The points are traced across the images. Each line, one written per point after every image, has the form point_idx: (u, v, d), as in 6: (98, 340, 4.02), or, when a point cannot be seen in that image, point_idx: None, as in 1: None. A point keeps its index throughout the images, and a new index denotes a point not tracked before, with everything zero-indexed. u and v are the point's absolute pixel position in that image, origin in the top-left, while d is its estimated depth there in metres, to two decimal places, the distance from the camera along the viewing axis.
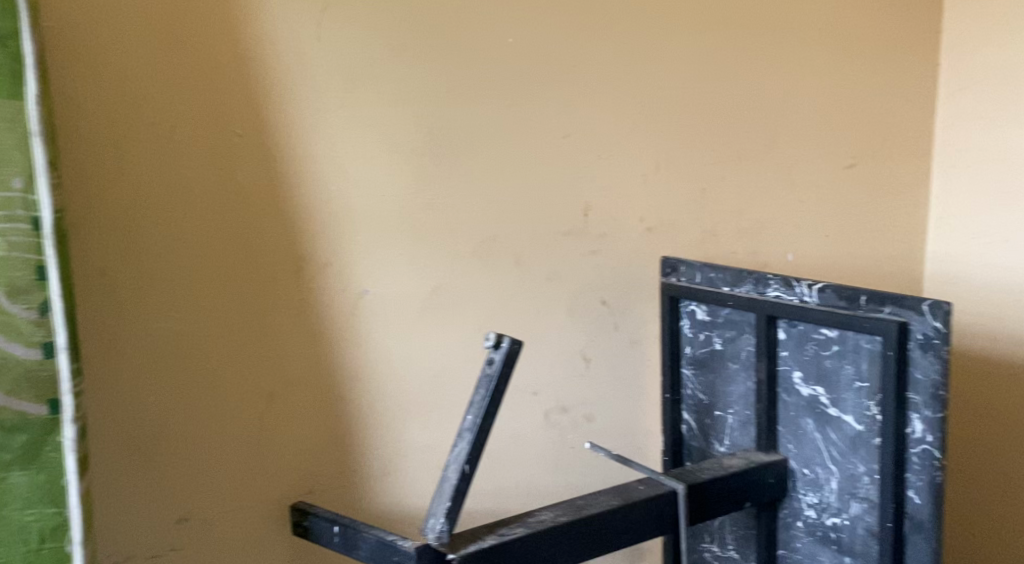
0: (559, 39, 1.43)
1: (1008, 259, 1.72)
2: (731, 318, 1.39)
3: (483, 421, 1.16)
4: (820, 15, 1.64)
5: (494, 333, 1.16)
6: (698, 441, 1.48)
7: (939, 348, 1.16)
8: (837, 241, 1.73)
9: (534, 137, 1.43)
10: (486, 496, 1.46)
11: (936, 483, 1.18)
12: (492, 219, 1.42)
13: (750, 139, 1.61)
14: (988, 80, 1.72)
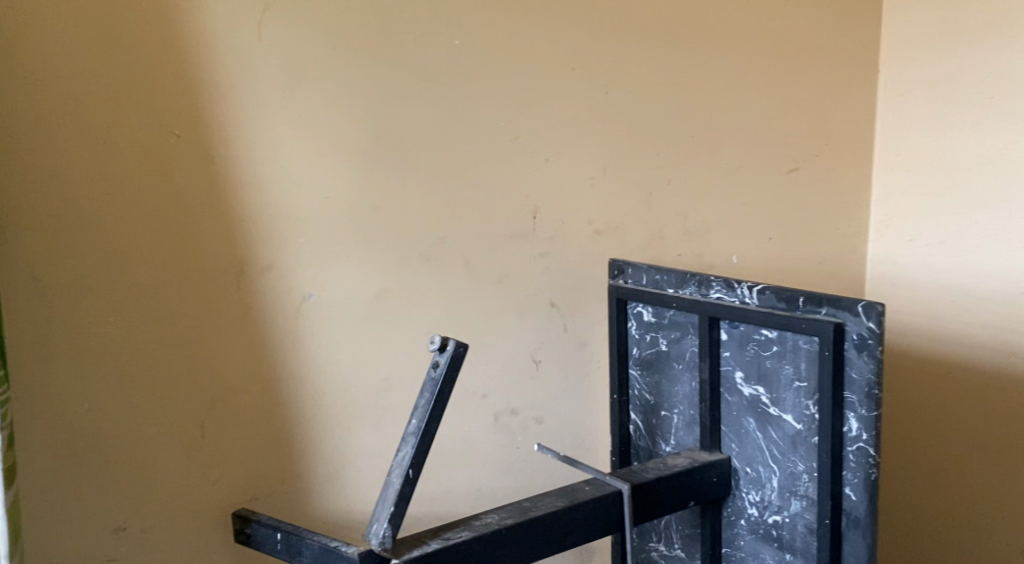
0: (506, 42, 1.44)
1: (945, 261, 1.76)
2: (676, 319, 1.41)
3: (428, 425, 1.17)
4: (764, 20, 1.67)
5: (438, 336, 1.16)
6: (645, 441, 1.51)
7: (873, 348, 1.19)
8: (781, 243, 1.76)
9: (483, 140, 1.44)
10: (435, 500, 1.46)
11: (871, 480, 1.21)
12: (442, 222, 1.42)
13: (695, 142, 1.63)
14: (926, 85, 1.77)
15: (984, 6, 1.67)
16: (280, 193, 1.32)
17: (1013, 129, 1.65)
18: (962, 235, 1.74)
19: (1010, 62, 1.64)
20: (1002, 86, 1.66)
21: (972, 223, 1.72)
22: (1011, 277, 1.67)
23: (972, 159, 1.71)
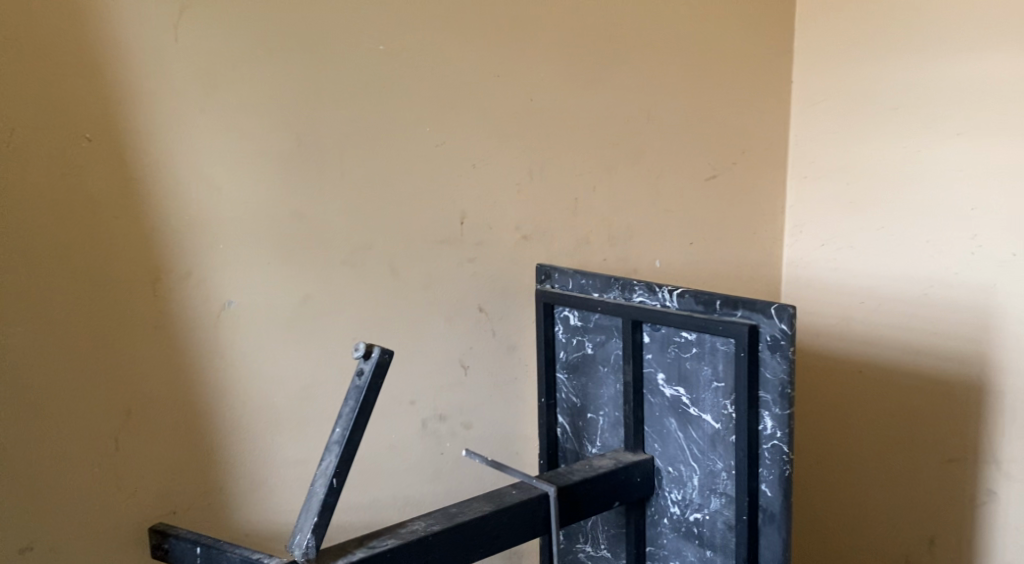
0: (430, 48, 1.45)
1: (857, 265, 1.83)
2: (601, 323, 1.44)
3: (352, 433, 1.17)
4: (682, 29, 1.71)
5: (363, 344, 1.16)
6: (573, 443, 1.53)
7: (785, 349, 1.23)
8: (701, 248, 1.80)
9: (408, 148, 1.45)
10: (363, 510, 1.46)
11: (785, 476, 1.25)
12: (368, 229, 1.43)
13: (618, 149, 1.67)
14: (837, 93, 1.83)
15: (890, 20, 1.74)
16: (202, 203, 1.31)
17: (917, 139, 1.72)
18: (871, 240, 1.80)
19: (914, 74, 1.71)
20: (907, 97, 1.73)
21: (880, 229, 1.79)
22: (917, 280, 1.74)
23: (880, 167, 1.78)
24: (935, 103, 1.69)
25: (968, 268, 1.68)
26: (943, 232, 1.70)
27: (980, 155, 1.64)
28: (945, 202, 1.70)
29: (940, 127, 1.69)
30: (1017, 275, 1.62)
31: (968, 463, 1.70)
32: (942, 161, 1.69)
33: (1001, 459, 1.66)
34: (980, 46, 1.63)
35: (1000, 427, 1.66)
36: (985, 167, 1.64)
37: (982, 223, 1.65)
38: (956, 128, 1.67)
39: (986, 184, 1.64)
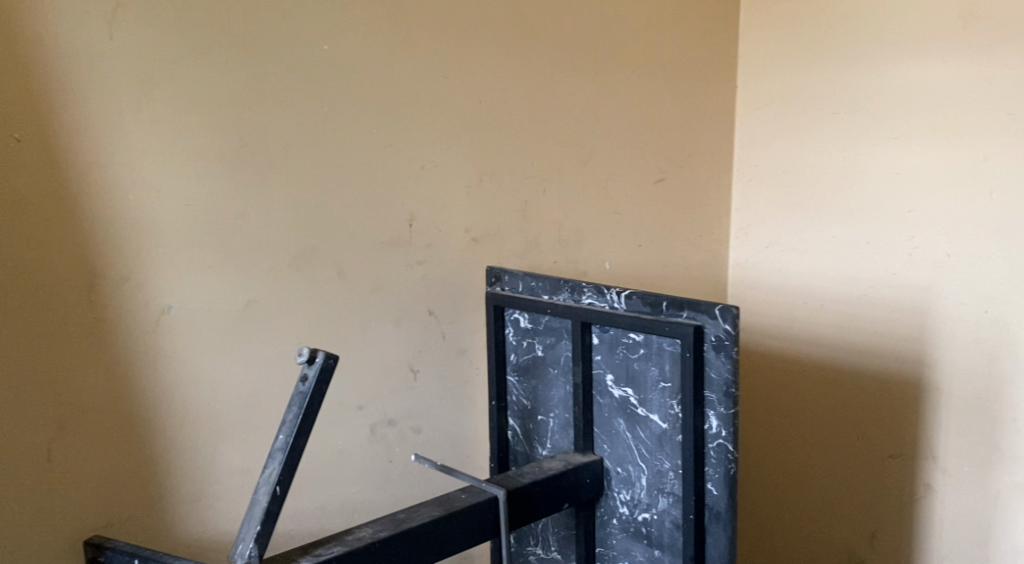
0: (376, 48, 1.44)
1: (800, 266, 1.86)
2: (550, 325, 1.44)
3: (296, 440, 1.16)
4: (629, 32, 1.73)
5: (307, 349, 1.15)
6: (523, 445, 1.53)
7: (730, 349, 1.24)
8: (649, 250, 1.81)
9: (355, 152, 1.44)
10: (310, 517, 1.45)
11: (730, 475, 1.26)
12: (314, 234, 1.41)
13: (567, 151, 1.67)
14: (780, 96, 1.85)
15: (832, 27, 1.76)
16: (139, 206, 1.29)
17: (857, 144, 1.75)
18: (814, 242, 1.83)
19: (855, 79, 1.74)
20: (847, 102, 1.76)
21: (822, 231, 1.82)
22: (859, 280, 1.77)
23: (821, 171, 1.81)
24: (874, 109, 1.72)
25: (907, 268, 1.71)
26: (883, 235, 1.73)
27: (917, 158, 1.67)
28: (885, 203, 1.72)
29: (878, 131, 1.72)
30: (953, 275, 1.65)
31: (909, 458, 1.73)
32: (883, 163, 1.72)
33: (940, 454, 1.70)
34: (917, 53, 1.66)
35: (938, 423, 1.69)
36: (922, 173, 1.67)
37: (919, 227, 1.68)
38: (894, 133, 1.70)
39: (923, 188, 1.67)
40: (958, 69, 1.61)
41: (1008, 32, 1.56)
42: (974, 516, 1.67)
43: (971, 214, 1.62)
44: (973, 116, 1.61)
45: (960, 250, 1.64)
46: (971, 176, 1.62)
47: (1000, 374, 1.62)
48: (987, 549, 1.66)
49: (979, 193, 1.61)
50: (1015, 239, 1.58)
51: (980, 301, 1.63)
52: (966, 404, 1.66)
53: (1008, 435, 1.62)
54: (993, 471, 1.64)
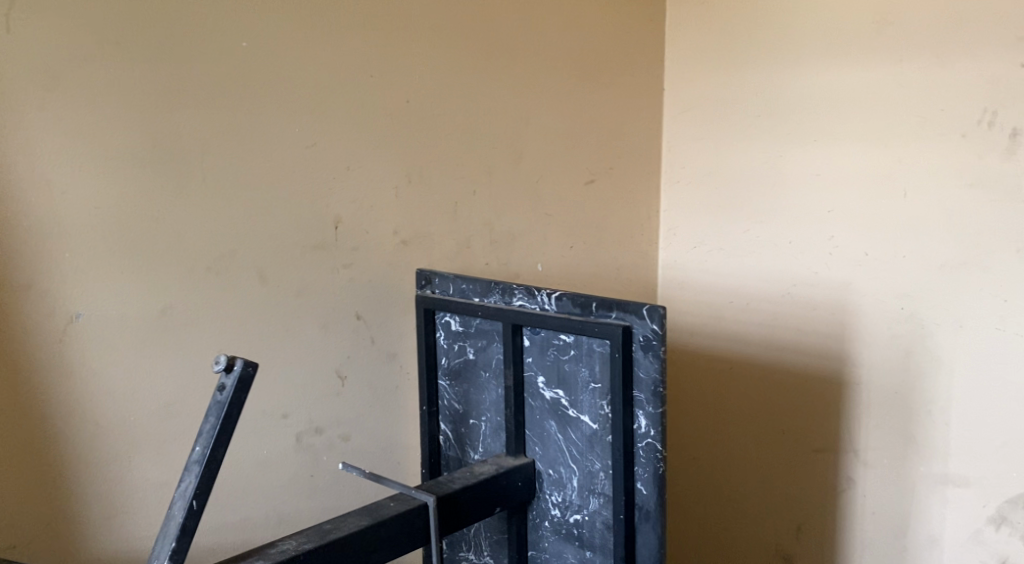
0: (298, 45, 1.41)
1: (727, 265, 1.87)
2: (481, 327, 1.42)
3: (213, 452, 1.13)
4: (557, 31, 1.72)
5: (225, 357, 1.12)
6: (454, 450, 1.50)
7: (657, 348, 1.24)
8: (580, 251, 1.81)
9: (278, 154, 1.40)
10: (232, 529, 1.41)
11: (659, 475, 1.26)
12: (234, 238, 1.38)
13: (498, 151, 1.65)
14: (705, 98, 1.87)
15: (756, 31, 1.78)
16: (43, 208, 1.24)
17: (778, 147, 1.77)
18: (740, 242, 1.85)
19: (777, 82, 1.76)
20: (769, 105, 1.78)
21: (747, 232, 1.83)
22: (783, 280, 1.79)
23: (744, 173, 1.82)
24: (795, 111, 1.74)
25: (828, 267, 1.73)
26: (805, 234, 1.75)
27: (837, 158, 1.70)
28: (807, 203, 1.74)
29: (798, 134, 1.74)
30: (871, 272, 1.68)
31: (831, 453, 1.75)
32: (804, 163, 1.74)
33: (860, 448, 1.72)
34: (836, 57, 1.68)
35: (859, 418, 1.71)
36: (840, 174, 1.70)
37: (839, 227, 1.71)
38: (812, 136, 1.72)
39: (841, 190, 1.70)
40: (874, 73, 1.64)
41: (920, 37, 1.58)
42: (892, 509, 1.69)
43: (888, 214, 1.65)
44: (888, 119, 1.63)
45: (876, 250, 1.67)
46: (886, 176, 1.64)
47: (915, 369, 1.64)
48: (904, 540, 1.68)
49: (895, 193, 1.64)
50: (929, 238, 1.61)
51: (897, 297, 1.65)
52: (885, 400, 1.68)
53: (926, 428, 1.64)
54: (909, 463, 1.66)
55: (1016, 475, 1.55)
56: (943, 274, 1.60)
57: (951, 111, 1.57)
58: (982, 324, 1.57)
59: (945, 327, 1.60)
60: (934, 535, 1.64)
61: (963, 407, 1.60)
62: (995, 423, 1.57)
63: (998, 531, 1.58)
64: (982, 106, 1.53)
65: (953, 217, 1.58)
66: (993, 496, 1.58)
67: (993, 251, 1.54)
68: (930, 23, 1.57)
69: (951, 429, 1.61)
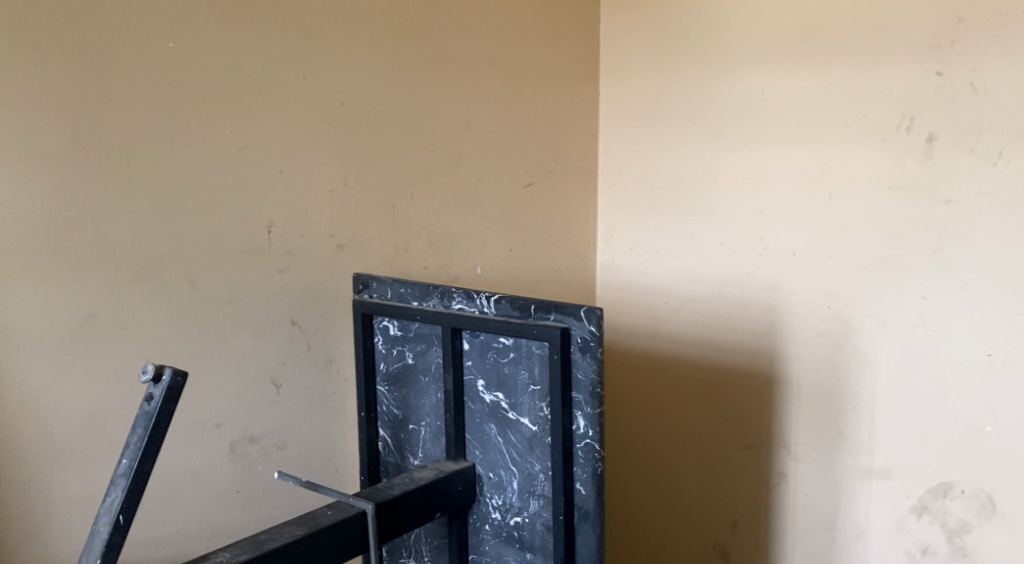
0: (227, 46, 1.38)
1: (662, 267, 1.88)
2: (420, 332, 1.41)
3: (141, 464, 1.11)
4: (493, 34, 1.71)
5: (152, 367, 1.11)
6: (394, 456, 1.48)
7: (595, 350, 1.24)
8: (517, 254, 1.80)
9: (208, 157, 1.37)
10: (164, 543, 1.37)
11: (598, 474, 1.26)
12: (162, 244, 1.34)
13: (435, 154, 1.64)
14: (638, 102, 1.88)
15: (686, 36, 1.80)
16: None
17: (710, 150, 1.79)
18: (674, 244, 1.86)
19: (707, 87, 1.78)
20: (700, 110, 1.79)
21: (681, 233, 1.84)
22: (714, 280, 1.80)
23: (677, 176, 1.84)
24: (726, 115, 1.76)
25: (759, 267, 1.75)
26: (735, 235, 1.77)
27: (765, 161, 1.72)
28: (738, 204, 1.76)
29: (728, 138, 1.76)
30: (800, 272, 1.70)
31: (764, 449, 1.77)
32: (735, 165, 1.76)
33: (792, 444, 1.74)
34: (764, 62, 1.71)
35: (791, 414, 1.74)
36: (769, 177, 1.72)
37: (768, 228, 1.73)
38: (742, 140, 1.74)
39: (770, 192, 1.72)
40: (800, 78, 1.67)
41: (844, 42, 1.62)
42: (822, 502, 1.71)
43: (815, 215, 1.67)
44: (815, 124, 1.66)
45: (805, 250, 1.69)
46: (813, 179, 1.67)
47: (843, 367, 1.67)
48: (833, 532, 1.71)
49: (821, 195, 1.66)
50: (853, 238, 1.64)
51: (825, 296, 1.68)
52: (815, 396, 1.71)
53: (853, 423, 1.67)
54: (838, 458, 1.69)
55: (936, 465, 1.59)
56: (867, 273, 1.63)
57: (872, 116, 1.60)
58: (904, 320, 1.60)
59: (870, 324, 1.63)
60: (862, 526, 1.67)
61: (887, 401, 1.63)
62: (917, 415, 1.60)
63: (921, 520, 1.61)
64: (902, 112, 1.57)
65: (876, 219, 1.61)
66: (915, 486, 1.61)
67: (913, 250, 1.58)
68: (853, 30, 1.60)
69: (876, 422, 1.64)
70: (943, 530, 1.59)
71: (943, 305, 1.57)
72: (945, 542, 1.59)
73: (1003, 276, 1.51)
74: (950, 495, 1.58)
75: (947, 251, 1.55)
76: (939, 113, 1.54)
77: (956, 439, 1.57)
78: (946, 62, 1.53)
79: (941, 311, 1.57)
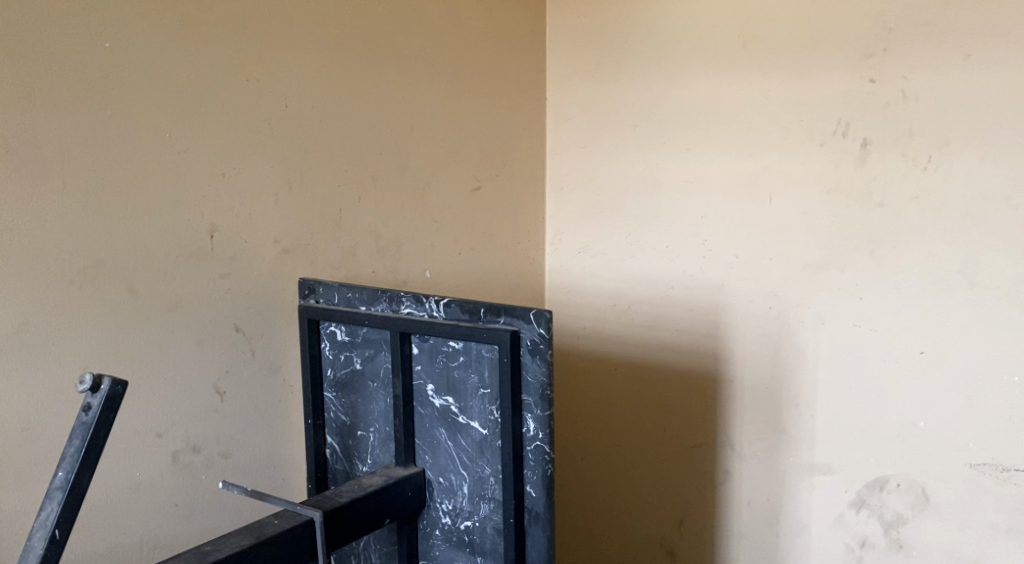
0: (167, 47, 1.35)
1: (609, 270, 1.88)
2: (368, 337, 1.39)
3: (78, 477, 1.08)
4: (439, 38, 1.70)
5: (90, 376, 1.07)
6: (342, 463, 1.46)
7: (544, 352, 1.23)
8: (466, 257, 1.79)
9: (147, 160, 1.34)
10: (104, 556, 1.33)
11: (548, 476, 1.25)
12: (100, 249, 1.31)
13: (382, 158, 1.62)
14: (584, 106, 1.88)
15: (629, 42, 1.81)
16: None
17: (654, 155, 1.79)
18: (621, 247, 1.86)
19: (651, 91, 1.79)
20: (644, 114, 1.80)
21: (627, 236, 1.85)
22: (660, 282, 1.81)
23: (622, 180, 1.84)
24: (671, 120, 1.76)
25: (703, 270, 1.76)
26: (680, 238, 1.78)
27: (708, 165, 1.73)
28: (683, 207, 1.77)
29: (673, 141, 1.77)
30: (741, 274, 1.71)
31: (710, 448, 1.78)
32: (680, 167, 1.76)
33: (736, 443, 1.75)
34: (705, 68, 1.72)
35: (734, 414, 1.75)
36: (712, 180, 1.73)
37: (712, 231, 1.74)
38: (686, 144, 1.75)
39: (712, 195, 1.73)
40: (741, 83, 1.68)
41: (783, 49, 1.63)
42: (764, 499, 1.73)
43: (755, 218, 1.69)
44: (756, 129, 1.67)
45: (747, 252, 1.70)
46: (754, 183, 1.68)
47: (786, 366, 1.68)
48: (776, 529, 1.72)
49: (762, 198, 1.68)
50: (793, 240, 1.65)
51: (766, 297, 1.69)
52: (757, 396, 1.72)
53: (796, 421, 1.68)
54: (781, 456, 1.70)
55: (873, 460, 1.61)
56: (806, 274, 1.64)
57: (811, 121, 1.62)
58: (841, 320, 1.62)
59: (809, 324, 1.65)
60: (803, 521, 1.69)
61: (828, 399, 1.64)
62: (854, 412, 1.62)
63: (859, 513, 1.63)
64: (838, 117, 1.59)
65: (815, 221, 1.63)
66: (853, 480, 1.63)
67: (849, 250, 1.60)
68: (791, 37, 1.62)
69: (817, 420, 1.66)
70: (880, 522, 1.61)
71: (878, 304, 1.59)
72: (882, 534, 1.61)
73: (937, 275, 1.53)
74: (886, 489, 1.60)
75: (881, 252, 1.57)
76: (874, 119, 1.56)
77: (890, 434, 1.59)
78: (880, 69, 1.55)
79: (876, 310, 1.59)
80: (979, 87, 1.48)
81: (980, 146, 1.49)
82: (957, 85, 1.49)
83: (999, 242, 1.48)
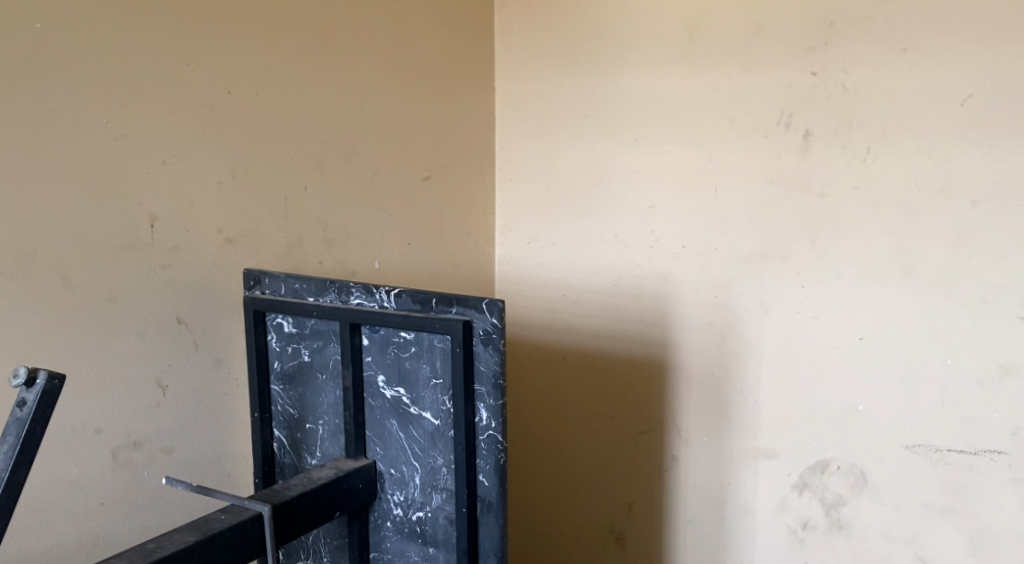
0: (103, 30, 1.30)
1: (558, 260, 1.87)
2: (317, 328, 1.36)
3: (13, 474, 1.04)
4: (386, 26, 1.67)
5: (25, 370, 1.04)
6: (290, 457, 1.43)
7: (497, 342, 1.22)
8: (414, 247, 1.76)
9: (81, 146, 1.29)
10: (40, 556, 1.29)
11: (501, 465, 1.24)
12: (33, 239, 1.26)
13: (328, 147, 1.59)
14: (533, 96, 1.87)
15: (575, 35, 1.80)
16: None
17: (603, 145, 1.78)
18: (569, 238, 1.85)
19: (599, 82, 1.78)
20: (592, 105, 1.79)
21: (576, 227, 1.84)
22: (608, 272, 1.80)
23: (571, 170, 1.83)
24: (619, 110, 1.76)
25: (650, 259, 1.75)
26: (628, 227, 1.77)
27: (656, 155, 1.72)
28: (630, 197, 1.76)
29: (620, 132, 1.76)
30: (687, 263, 1.71)
31: (658, 436, 1.78)
32: (627, 157, 1.76)
33: (683, 430, 1.75)
34: (652, 59, 1.71)
35: (682, 402, 1.75)
36: (659, 171, 1.72)
37: (659, 221, 1.73)
38: (634, 135, 1.74)
39: (659, 187, 1.73)
40: (687, 76, 1.68)
41: (728, 41, 1.63)
42: (710, 486, 1.73)
43: (701, 209, 1.69)
44: (701, 120, 1.67)
45: (693, 242, 1.70)
46: (700, 175, 1.68)
47: (732, 354, 1.68)
48: (721, 514, 1.73)
49: (708, 189, 1.68)
50: (737, 229, 1.66)
51: (711, 286, 1.69)
52: (704, 384, 1.72)
53: (741, 408, 1.69)
54: (726, 442, 1.71)
55: (814, 444, 1.62)
56: (750, 263, 1.65)
57: (755, 113, 1.62)
58: (784, 308, 1.63)
59: (754, 312, 1.65)
60: (748, 506, 1.70)
61: (772, 387, 1.65)
62: (798, 399, 1.63)
63: (801, 496, 1.64)
64: (782, 109, 1.59)
65: (759, 211, 1.63)
66: (796, 465, 1.64)
67: (792, 239, 1.61)
68: (735, 30, 1.62)
69: (761, 407, 1.67)
70: (821, 504, 1.63)
71: (819, 292, 1.59)
72: (823, 516, 1.63)
73: (877, 262, 1.54)
74: (827, 471, 1.62)
75: (823, 242, 1.58)
76: (817, 110, 1.57)
77: (831, 419, 1.61)
78: (822, 62, 1.56)
79: (818, 298, 1.60)
80: (921, 78, 1.49)
81: (919, 136, 1.50)
82: (899, 76, 1.50)
83: (937, 230, 1.50)
